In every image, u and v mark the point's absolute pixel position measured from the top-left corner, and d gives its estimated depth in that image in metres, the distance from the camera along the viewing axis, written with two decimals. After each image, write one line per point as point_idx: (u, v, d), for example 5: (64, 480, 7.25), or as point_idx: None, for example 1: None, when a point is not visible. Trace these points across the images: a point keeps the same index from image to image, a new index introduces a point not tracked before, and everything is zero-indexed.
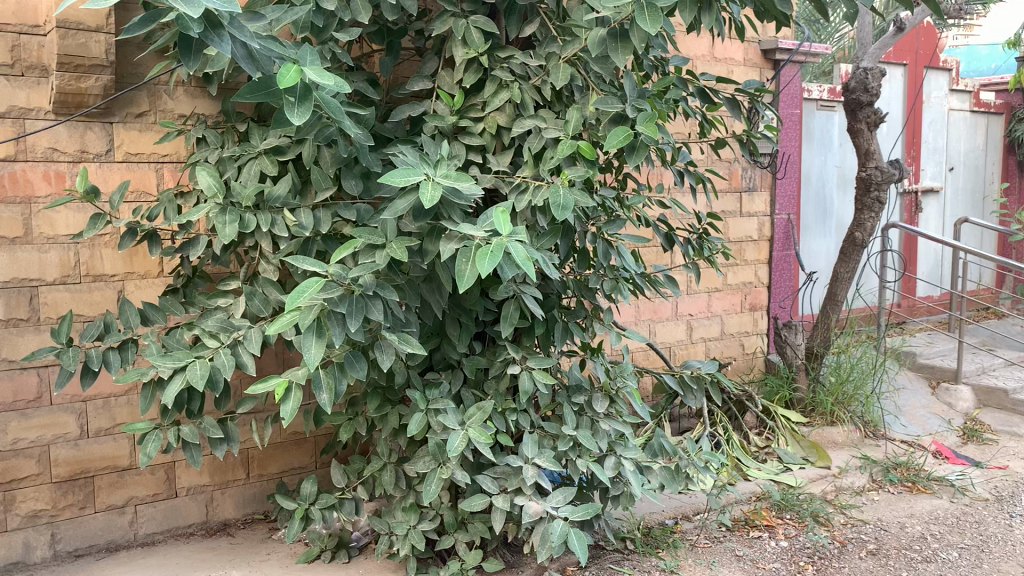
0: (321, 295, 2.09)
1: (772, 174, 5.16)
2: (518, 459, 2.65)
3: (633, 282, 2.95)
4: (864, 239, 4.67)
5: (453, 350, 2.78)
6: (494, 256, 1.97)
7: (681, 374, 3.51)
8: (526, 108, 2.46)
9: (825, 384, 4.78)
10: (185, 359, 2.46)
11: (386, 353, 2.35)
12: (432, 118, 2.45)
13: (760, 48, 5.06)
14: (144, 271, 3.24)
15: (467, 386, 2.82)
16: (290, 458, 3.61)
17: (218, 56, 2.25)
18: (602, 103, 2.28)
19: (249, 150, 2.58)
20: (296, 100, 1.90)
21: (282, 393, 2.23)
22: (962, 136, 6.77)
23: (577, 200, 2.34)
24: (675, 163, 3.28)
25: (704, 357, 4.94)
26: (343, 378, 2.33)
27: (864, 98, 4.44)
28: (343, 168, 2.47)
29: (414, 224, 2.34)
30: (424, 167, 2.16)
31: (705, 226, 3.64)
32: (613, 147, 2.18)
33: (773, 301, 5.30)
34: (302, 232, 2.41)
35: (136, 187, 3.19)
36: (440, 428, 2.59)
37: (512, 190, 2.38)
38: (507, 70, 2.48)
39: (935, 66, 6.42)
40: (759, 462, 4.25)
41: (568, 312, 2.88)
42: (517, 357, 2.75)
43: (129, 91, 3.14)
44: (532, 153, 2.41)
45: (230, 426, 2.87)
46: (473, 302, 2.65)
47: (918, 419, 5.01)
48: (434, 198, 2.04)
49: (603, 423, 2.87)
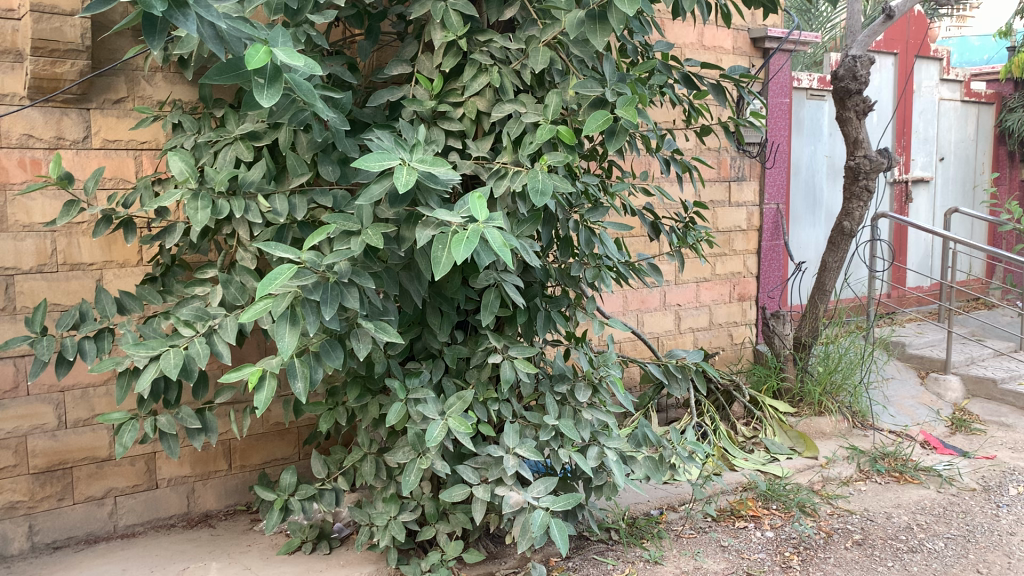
0: (294, 282, 2.05)
1: (761, 163, 5.13)
2: (499, 449, 2.61)
3: (617, 270, 2.91)
4: (852, 228, 4.64)
5: (434, 338, 2.75)
6: (471, 242, 1.93)
7: (666, 363, 3.47)
8: (506, 92, 2.42)
9: (813, 374, 4.76)
10: (159, 348, 2.42)
11: (362, 342, 2.31)
12: (410, 103, 2.41)
13: (749, 36, 5.03)
14: (123, 260, 3.20)
15: (448, 375, 2.78)
16: (273, 448, 3.57)
17: (188, 38, 2.21)
18: (582, 87, 2.23)
19: (225, 136, 2.55)
20: (266, 81, 1.88)
21: (256, 382, 2.20)
22: (953, 126, 6.75)
23: (558, 186, 2.30)
24: (660, 151, 3.24)
25: (692, 347, 4.92)
26: (319, 366, 2.30)
27: (853, 87, 4.39)
28: (320, 153, 2.43)
29: (391, 211, 2.30)
30: (399, 152, 2.11)
31: (691, 214, 3.61)
32: (593, 133, 2.14)
33: (761, 291, 5.27)
34: (277, 219, 2.38)
35: (114, 174, 3.14)
36: (420, 418, 2.56)
37: (491, 176, 2.34)
38: (487, 53, 2.43)
39: (926, 55, 6.39)
40: (746, 452, 4.23)
41: (551, 300, 2.84)
42: (498, 347, 2.71)
43: (106, 77, 3.09)
44: (512, 138, 2.37)
45: (208, 416, 2.83)
46: (454, 290, 2.62)
47: (906, 409, 5.00)
48: (408, 183, 2.00)
49: (586, 413, 2.83)
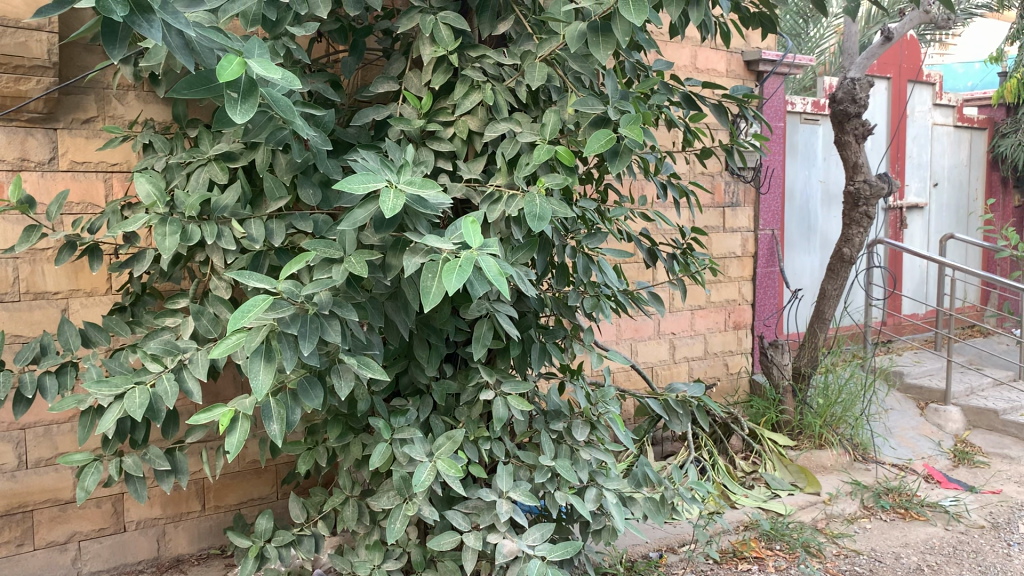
0: (270, 315, 1.87)
1: (756, 188, 5.00)
2: (491, 493, 2.42)
3: (616, 299, 2.74)
4: (852, 255, 4.51)
5: (422, 373, 2.57)
6: (463, 271, 1.76)
7: (666, 398, 3.29)
8: (499, 110, 2.26)
9: (812, 407, 4.59)
10: (123, 386, 2.23)
11: (343, 379, 2.13)
12: (397, 121, 2.25)
13: (743, 59, 4.92)
14: (91, 289, 3.02)
15: (437, 413, 2.60)
16: (249, 488, 3.37)
17: (156, 49, 2.04)
18: (582, 104, 2.07)
19: (198, 156, 2.38)
20: (239, 96, 1.70)
21: (227, 424, 2.01)
22: (946, 151, 6.67)
23: (556, 210, 2.14)
24: (658, 175, 3.10)
25: (687, 378, 4.75)
26: (296, 407, 2.12)
27: (852, 110, 4.28)
28: (300, 175, 2.26)
29: (376, 237, 2.13)
30: (386, 172, 1.95)
31: (690, 241, 3.45)
32: (594, 153, 1.97)
33: (757, 319, 5.12)
34: (252, 245, 2.20)
35: (82, 197, 2.97)
36: (406, 460, 2.38)
37: (484, 200, 2.17)
38: (479, 69, 2.29)
39: (919, 80, 6.32)
40: (746, 488, 4.06)
41: (546, 332, 2.67)
42: (491, 382, 2.53)
43: (75, 94, 2.92)
44: (507, 159, 2.21)
45: (178, 457, 2.63)
46: (443, 321, 2.44)
47: (908, 441, 4.85)
48: (395, 207, 1.83)
49: (584, 452, 2.65)
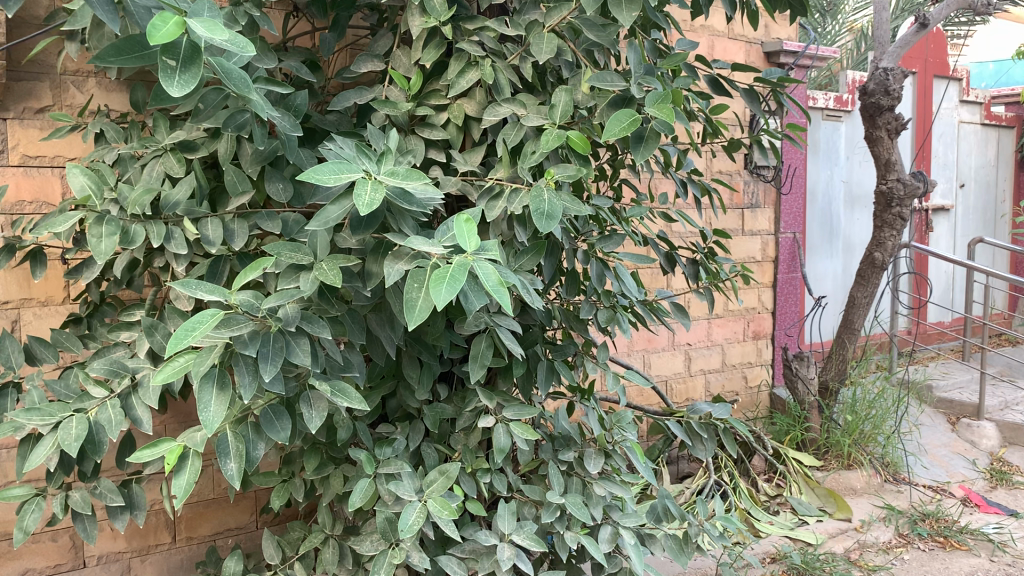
0: (221, 334, 1.55)
1: (777, 189, 4.67)
2: (491, 536, 2.09)
3: (634, 310, 2.40)
4: (884, 260, 4.17)
5: (412, 396, 2.24)
6: (454, 280, 1.42)
7: (688, 420, 2.94)
8: (501, 91, 1.93)
9: (840, 424, 4.24)
10: (59, 414, 1.91)
11: (315, 408, 1.80)
12: (381, 105, 1.93)
13: (763, 50, 4.59)
14: (47, 297, 2.67)
15: (429, 441, 2.27)
16: (224, 517, 3.02)
17: (80, 12, 1.79)
18: (599, 80, 1.75)
19: (152, 146, 2.05)
20: (177, 64, 1.37)
21: (174, 463, 1.69)
22: (972, 150, 6.32)
23: (568, 207, 1.81)
24: (678, 170, 2.76)
25: (703, 392, 4.42)
26: (260, 440, 1.79)
27: (885, 102, 3.93)
28: (268, 167, 1.94)
29: (354, 238, 1.80)
30: (363, 161, 1.61)
31: (712, 243, 3.11)
32: (614, 138, 1.63)
33: (778, 328, 4.78)
34: (209, 248, 1.88)
35: (35, 197, 2.60)
36: (393, 499, 2.05)
37: (481, 196, 1.85)
38: (477, 43, 1.94)
39: (945, 75, 5.99)
40: (771, 514, 3.73)
41: (554, 348, 2.34)
42: (490, 407, 2.21)
43: (26, 81, 2.56)
44: (509, 147, 1.88)
45: (135, 490, 2.29)
46: (436, 337, 2.11)
47: (941, 460, 4.50)
48: (373, 202, 1.50)
49: (597, 486, 2.31)
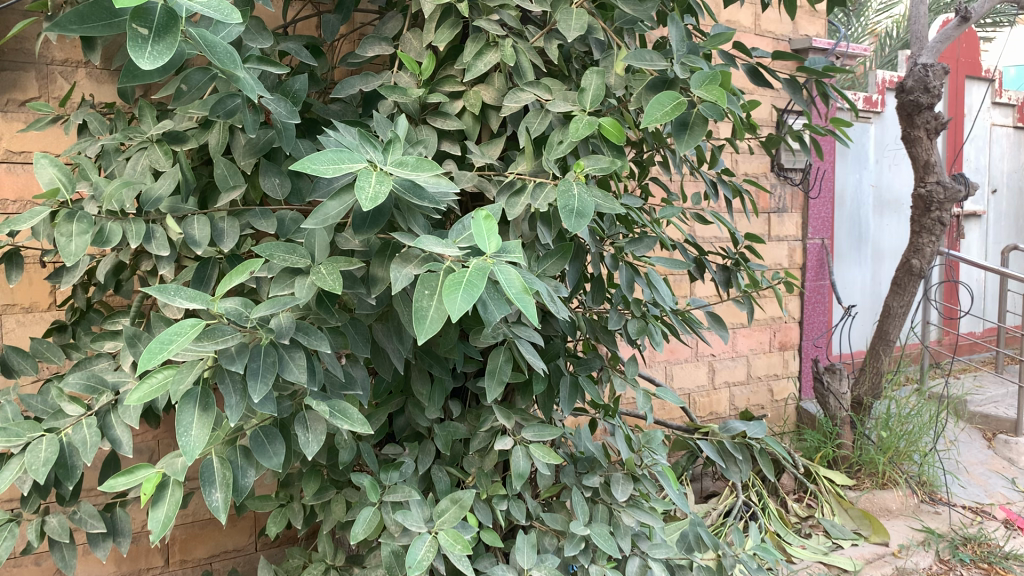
0: (202, 347, 1.34)
1: (804, 193, 4.46)
2: (508, 572, 1.88)
3: (667, 321, 2.18)
4: (921, 267, 3.94)
5: (422, 414, 2.04)
6: (472, 286, 1.22)
7: (721, 439, 2.72)
8: (523, 75, 1.72)
9: (873, 441, 4.02)
10: (28, 434, 1.71)
11: (312, 432, 1.59)
12: (390, 91, 1.73)
13: (791, 48, 4.36)
14: (31, 304, 2.47)
15: (440, 463, 2.07)
16: (221, 539, 2.81)
17: None
18: (636, 58, 1.55)
19: (136, 137, 1.85)
20: (150, 33, 1.17)
21: (151, 494, 1.49)
22: (1004, 155, 6.08)
23: (599, 205, 1.59)
24: (710, 169, 2.54)
25: (728, 406, 4.19)
26: (250, 467, 1.59)
27: (924, 100, 3.71)
28: (264, 160, 1.74)
29: (358, 239, 1.60)
30: (367, 149, 1.40)
31: (744, 249, 2.89)
32: (655, 124, 1.41)
33: (806, 339, 4.55)
34: (195, 250, 1.68)
35: (18, 196, 2.39)
36: (399, 530, 1.83)
37: (501, 191, 1.64)
38: (497, 21, 1.73)
39: (976, 76, 5.77)
40: (802, 537, 3.51)
41: (578, 361, 2.13)
42: (508, 427, 2.00)
43: (10, 70, 2.35)
44: (532, 137, 1.67)
45: (118, 514, 2.08)
46: (449, 349, 1.90)
47: (978, 478, 4.26)
48: (379, 196, 1.29)
49: (625, 514, 2.10)
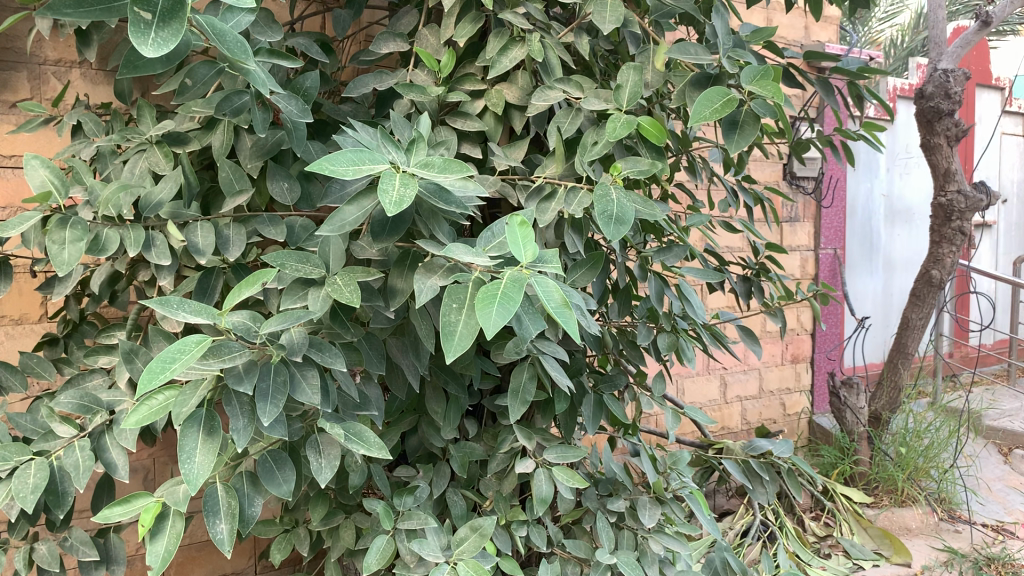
0: (208, 365, 1.22)
1: (817, 202, 4.36)
2: None
3: (697, 335, 2.06)
4: (941, 278, 3.85)
5: (436, 434, 1.91)
6: (508, 299, 1.09)
7: (746, 459, 2.61)
8: (551, 72, 1.61)
9: (891, 457, 3.90)
10: (16, 458, 1.57)
11: (325, 457, 1.46)
12: (407, 89, 1.61)
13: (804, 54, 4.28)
14: (21, 316, 2.34)
15: (455, 486, 1.94)
16: (218, 561, 2.67)
17: None
18: (679, 49, 1.52)
19: (134, 139, 1.73)
20: (153, 19, 1.04)
21: (149, 525, 1.37)
22: (1014, 165, 5.99)
23: (637, 210, 1.48)
24: (734, 176, 2.43)
25: (740, 420, 4.07)
26: (258, 496, 1.47)
27: (945, 106, 3.62)
28: (271, 162, 1.62)
29: (375, 249, 1.48)
30: (388, 149, 1.28)
31: (765, 260, 2.78)
32: (704, 122, 1.29)
33: (819, 351, 4.45)
34: (198, 259, 1.56)
35: (7, 202, 2.26)
36: (415, 560, 1.70)
37: (529, 197, 1.52)
38: (523, 15, 1.62)
39: (987, 85, 5.70)
40: (821, 558, 3.37)
41: (602, 378, 2.00)
42: (529, 448, 1.87)
43: (1, 70, 2.22)
44: (563, 139, 1.56)
45: (112, 540, 1.94)
46: (468, 365, 1.78)
47: (998, 495, 4.14)
48: (403, 200, 1.17)
49: (653, 541, 1.97)
